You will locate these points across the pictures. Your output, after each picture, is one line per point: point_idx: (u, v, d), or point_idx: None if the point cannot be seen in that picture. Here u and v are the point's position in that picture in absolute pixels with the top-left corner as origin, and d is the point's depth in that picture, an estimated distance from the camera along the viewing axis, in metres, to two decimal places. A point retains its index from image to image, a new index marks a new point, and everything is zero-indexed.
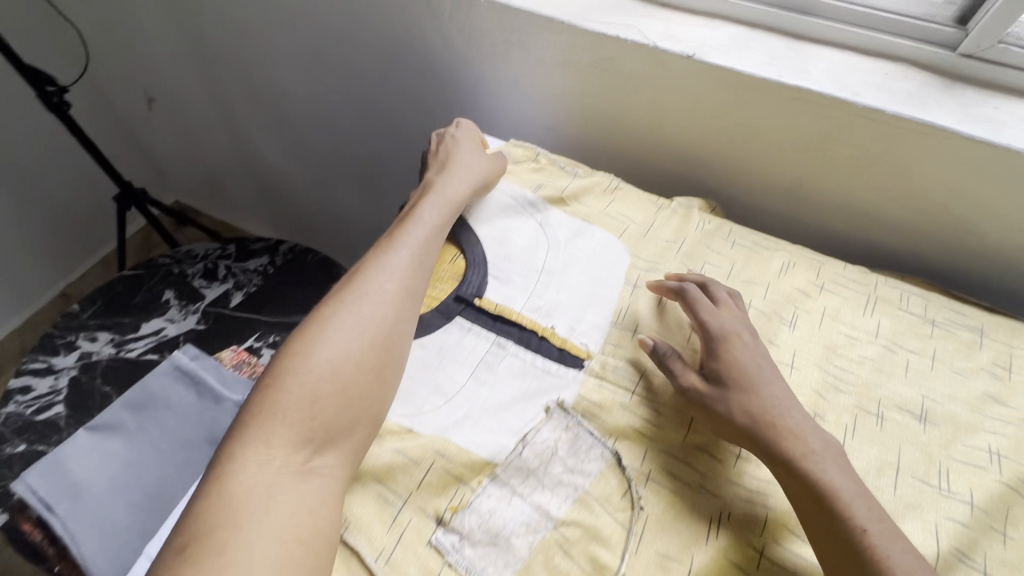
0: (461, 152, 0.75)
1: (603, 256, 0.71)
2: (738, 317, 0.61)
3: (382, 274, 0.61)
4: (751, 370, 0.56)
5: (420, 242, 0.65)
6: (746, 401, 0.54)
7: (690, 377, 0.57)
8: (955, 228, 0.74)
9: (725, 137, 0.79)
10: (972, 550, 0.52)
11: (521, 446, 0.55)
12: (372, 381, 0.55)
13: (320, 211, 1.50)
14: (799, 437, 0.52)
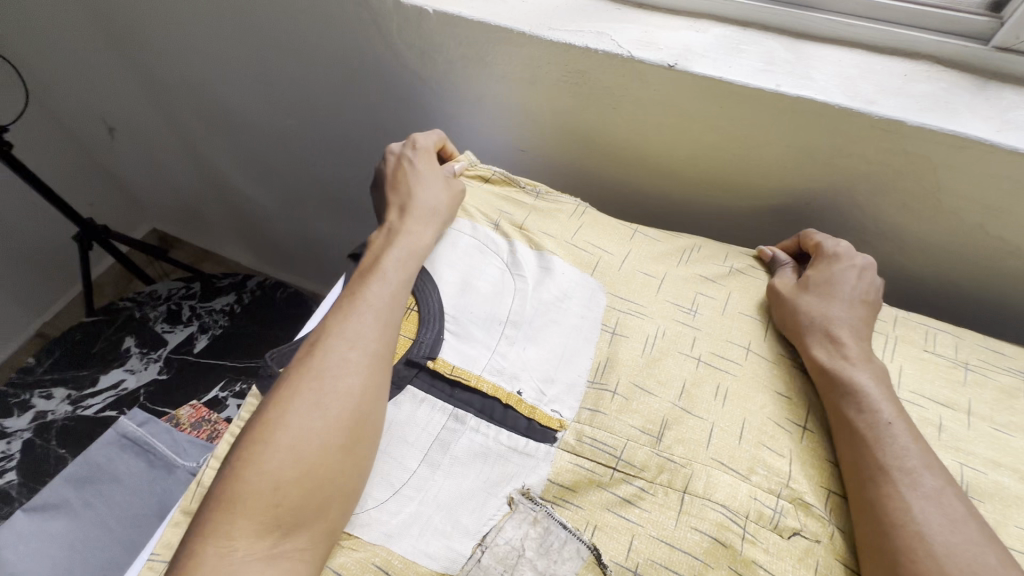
0: (426, 178, 0.66)
1: (579, 301, 0.61)
2: (847, 259, 0.60)
3: (344, 332, 0.52)
4: (830, 283, 0.59)
5: (389, 289, 0.57)
6: (819, 306, 0.57)
7: (784, 275, 0.62)
8: (991, 248, 0.63)
9: (718, 154, 0.69)
10: None
11: (480, 551, 0.46)
12: (342, 455, 0.47)
13: (294, 236, 1.42)
14: (840, 340, 0.55)
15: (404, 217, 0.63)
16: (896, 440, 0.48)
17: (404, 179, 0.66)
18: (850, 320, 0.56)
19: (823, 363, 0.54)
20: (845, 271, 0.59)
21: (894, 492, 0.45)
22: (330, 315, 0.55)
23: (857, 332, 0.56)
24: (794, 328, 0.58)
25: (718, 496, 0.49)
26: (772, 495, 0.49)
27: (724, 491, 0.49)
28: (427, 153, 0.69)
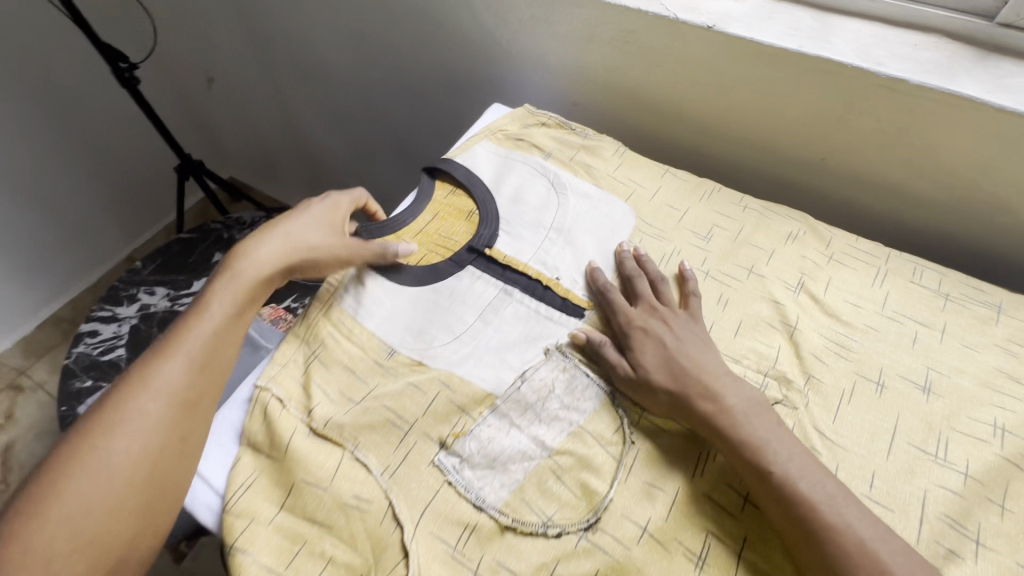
0: (277, 230, 0.65)
1: (612, 219, 0.73)
2: (651, 308, 0.63)
3: (152, 379, 0.52)
4: (664, 352, 0.59)
5: (217, 334, 0.57)
6: (665, 376, 0.57)
7: (616, 362, 0.59)
8: (985, 204, 0.71)
9: (743, 112, 0.79)
10: (966, 518, 0.51)
11: (520, 382, 0.59)
12: (138, 503, 0.48)
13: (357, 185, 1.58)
14: (709, 396, 0.55)
15: (243, 263, 0.61)
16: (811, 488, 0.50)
17: (263, 224, 0.67)
18: (698, 364, 0.58)
19: (711, 418, 0.54)
20: (657, 323, 0.62)
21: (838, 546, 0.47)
22: (142, 360, 0.54)
23: (710, 373, 0.57)
24: (670, 402, 0.56)
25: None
26: (760, 373, 0.60)
27: None
28: (310, 206, 0.69)
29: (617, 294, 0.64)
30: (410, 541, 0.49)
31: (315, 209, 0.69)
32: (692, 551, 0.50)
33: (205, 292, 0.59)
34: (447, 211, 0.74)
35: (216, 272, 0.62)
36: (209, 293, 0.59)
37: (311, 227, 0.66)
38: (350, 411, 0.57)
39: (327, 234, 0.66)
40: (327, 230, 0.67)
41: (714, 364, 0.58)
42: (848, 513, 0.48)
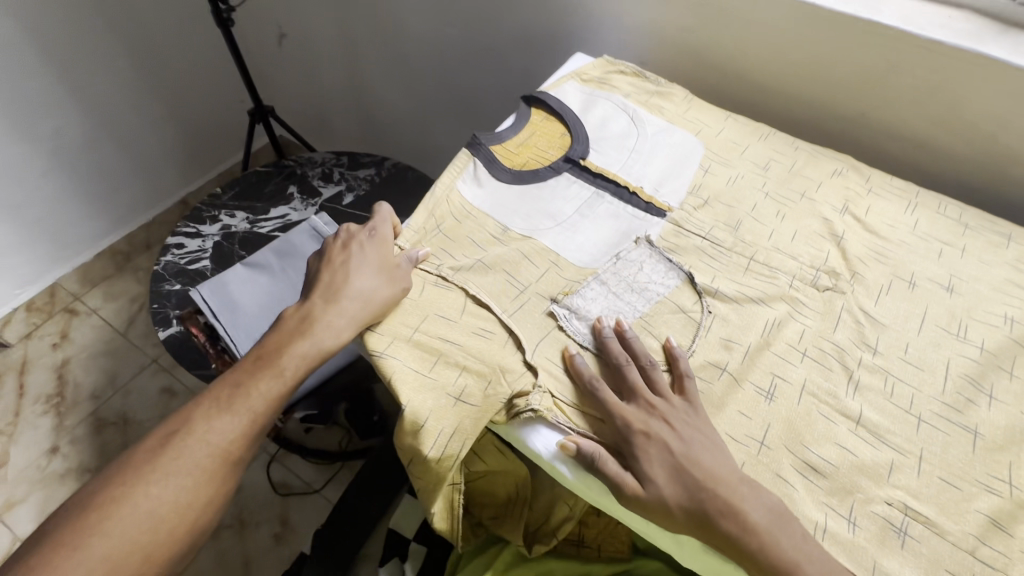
0: (349, 287, 0.66)
1: (684, 149, 0.85)
2: (646, 404, 0.59)
3: (207, 432, 0.62)
4: (673, 462, 0.55)
5: (262, 401, 0.64)
6: (674, 491, 0.54)
7: (620, 476, 0.55)
8: (999, 156, 0.84)
9: (798, 71, 0.92)
10: (981, 378, 0.63)
11: (616, 261, 0.70)
12: (171, 541, 0.58)
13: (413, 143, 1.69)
14: (731, 514, 0.52)
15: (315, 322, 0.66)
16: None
17: (333, 279, 0.68)
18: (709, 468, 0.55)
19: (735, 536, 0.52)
20: (656, 425, 0.58)
21: None
22: (210, 404, 0.64)
23: (724, 482, 0.54)
24: (678, 515, 0.54)
25: (773, 263, 0.72)
26: (814, 268, 0.72)
27: (777, 261, 0.72)
28: (373, 250, 0.70)
29: (606, 391, 0.60)
30: (532, 359, 0.61)
31: (376, 262, 0.68)
32: (760, 386, 0.62)
33: (279, 345, 0.66)
34: (543, 131, 0.86)
35: (285, 328, 0.68)
36: (275, 350, 0.66)
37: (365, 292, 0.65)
38: (475, 270, 0.68)
39: (384, 282, 0.65)
40: (388, 283, 0.65)
41: (724, 468, 0.55)
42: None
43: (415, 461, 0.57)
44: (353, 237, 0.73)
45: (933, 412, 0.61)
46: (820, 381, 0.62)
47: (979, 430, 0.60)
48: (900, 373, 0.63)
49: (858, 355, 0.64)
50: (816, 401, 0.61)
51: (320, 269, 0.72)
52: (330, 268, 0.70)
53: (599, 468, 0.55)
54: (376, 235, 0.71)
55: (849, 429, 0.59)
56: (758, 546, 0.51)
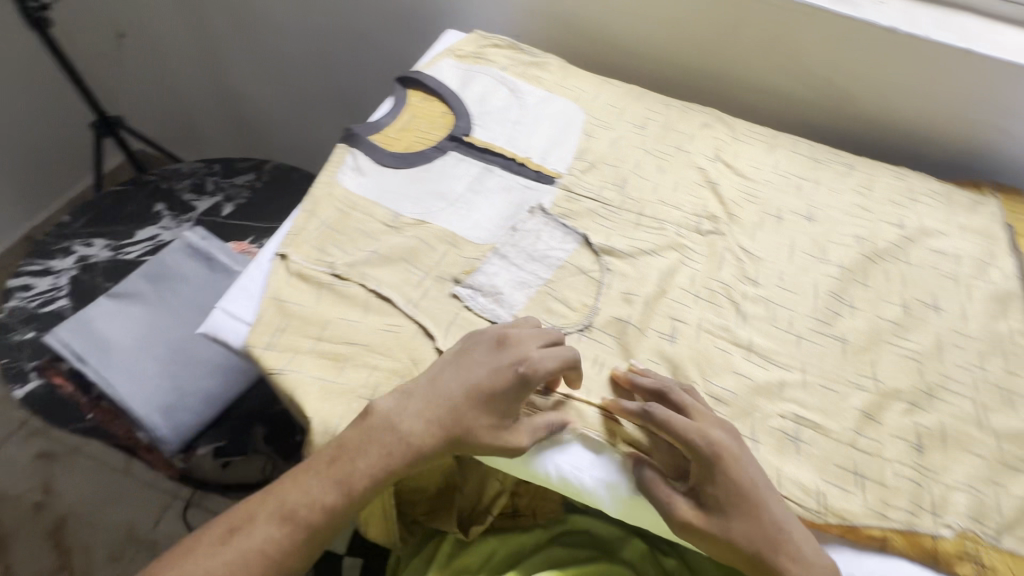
0: (460, 394, 0.54)
1: (566, 116, 0.87)
2: (710, 421, 0.56)
3: (263, 539, 0.51)
4: (747, 493, 0.52)
5: (315, 513, 0.52)
6: (748, 528, 0.52)
7: (673, 500, 0.53)
8: (836, 97, 0.93)
9: (660, 32, 0.96)
10: (843, 293, 0.71)
11: (513, 233, 0.70)
12: None
13: (281, 137, 1.57)
14: (785, 550, 0.51)
15: (405, 432, 0.53)
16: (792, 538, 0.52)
17: (445, 379, 0.55)
18: (772, 504, 0.53)
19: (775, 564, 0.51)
20: (723, 440, 0.54)
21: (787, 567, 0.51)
22: (271, 502, 0.52)
23: (789, 523, 0.52)
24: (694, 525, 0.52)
25: (660, 215, 0.75)
26: (696, 216, 0.76)
27: (662, 212, 0.76)
28: (485, 351, 0.56)
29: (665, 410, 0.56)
30: (442, 345, 0.60)
31: (495, 390, 0.54)
32: (663, 332, 0.65)
33: (357, 447, 0.52)
34: (423, 112, 0.83)
35: (367, 421, 0.53)
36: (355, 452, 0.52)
37: (465, 426, 0.54)
38: (369, 263, 0.65)
39: (494, 396, 0.54)
40: (496, 393, 0.54)
41: (779, 502, 0.53)
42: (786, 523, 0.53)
43: (334, 473, 0.54)
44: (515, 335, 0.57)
45: (810, 328, 0.68)
46: (714, 319, 0.67)
47: (846, 338, 0.67)
48: (779, 299, 0.69)
49: (742, 289, 0.70)
50: (712, 336, 0.65)
51: (470, 359, 0.56)
52: (442, 363, 0.57)
53: (649, 489, 0.54)
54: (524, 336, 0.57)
55: (744, 357, 0.64)
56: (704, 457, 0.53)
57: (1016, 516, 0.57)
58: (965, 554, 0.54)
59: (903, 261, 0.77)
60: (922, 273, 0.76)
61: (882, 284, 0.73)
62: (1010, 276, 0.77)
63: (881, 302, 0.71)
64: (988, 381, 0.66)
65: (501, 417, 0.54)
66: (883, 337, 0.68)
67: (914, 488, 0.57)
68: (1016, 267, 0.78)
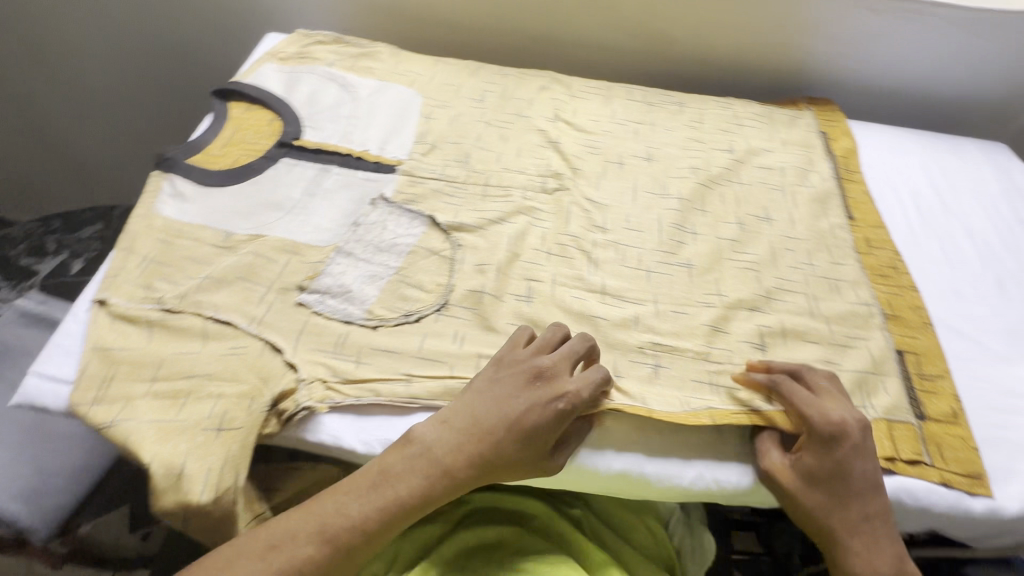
0: (503, 421, 0.54)
1: (403, 102, 0.86)
2: (842, 404, 0.57)
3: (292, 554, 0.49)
4: (855, 480, 0.54)
5: (349, 533, 0.51)
6: (838, 504, 0.55)
7: (776, 461, 0.56)
8: (659, 41, 0.98)
9: (484, 3, 0.96)
10: (685, 222, 0.76)
11: (356, 229, 0.68)
12: None
13: (82, 168, 1.37)
14: (866, 535, 0.54)
15: (450, 458, 0.53)
16: (885, 534, 0.54)
17: (495, 409, 0.55)
18: (869, 477, 0.55)
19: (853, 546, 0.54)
20: (852, 426, 0.55)
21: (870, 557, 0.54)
22: (319, 515, 0.51)
23: (883, 515, 0.55)
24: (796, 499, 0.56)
25: (505, 182, 0.76)
26: (541, 176, 0.78)
27: (506, 179, 0.77)
28: (530, 375, 0.56)
29: (799, 389, 0.58)
30: (291, 357, 0.58)
31: (533, 425, 0.54)
32: (520, 295, 0.66)
33: (399, 473, 0.53)
34: (248, 123, 0.79)
35: (409, 448, 0.54)
36: (406, 475, 0.53)
37: (506, 462, 0.54)
38: (202, 289, 0.61)
39: (535, 425, 0.54)
40: (536, 422, 0.54)
41: (881, 499, 0.55)
42: (877, 509, 0.55)
43: (190, 515, 0.50)
44: (568, 358, 0.58)
45: (657, 261, 0.71)
46: (567, 272, 0.69)
47: (691, 263, 0.72)
48: (627, 240, 0.73)
49: (591, 237, 0.72)
50: (567, 288, 0.67)
51: (516, 384, 0.56)
52: (474, 391, 0.56)
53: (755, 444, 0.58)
54: (562, 358, 0.58)
55: (599, 301, 0.67)
56: (827, 430, 0.55)
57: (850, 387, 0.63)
58: None
59: (736, 183, 0.82)
60: (753, 190, 0.82)
61: (718, 207, 0.79)
62: (827, 178, 0.85)
63: (719, 224, 0.77)
64: (817, 275, 0.73)
65: (545, 450, 0.55)
66: (724, 256, 0.73)
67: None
68: (832, 168, 0.86)
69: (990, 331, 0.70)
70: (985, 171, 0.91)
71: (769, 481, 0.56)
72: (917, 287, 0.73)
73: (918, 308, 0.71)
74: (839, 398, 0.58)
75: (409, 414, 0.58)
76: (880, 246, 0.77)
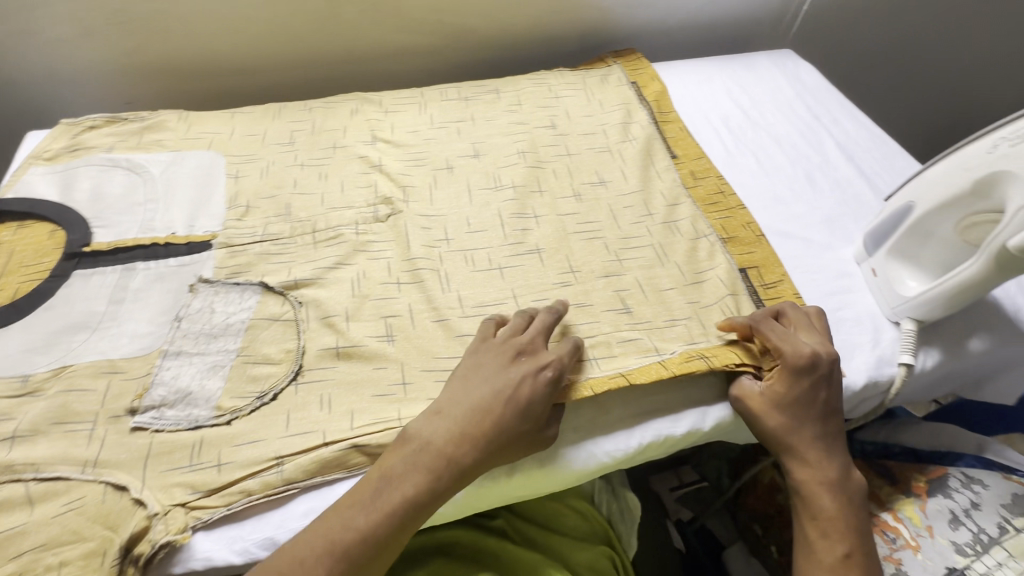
0: (500, 397, 0.54)
1: (205, 168, 0.79)
2: (814, 336, 0.60)
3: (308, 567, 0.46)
4: (819, 402, 0.58)
5: (362, 546, 0.47)
6: (805, 428, 0.58)
7: (748, 388, 0.60)
8: (458, 34, 0.97)
9: (265, 40, 0.90)
10: (524, 209, 0.76)
11: (180, 322, 0.62)
12: None
13: None
14: (828, 457, 0.58)
15: (454, 447, 0.51)
16: (840, 455, 0.58)
17: (492, 389, 0.54)
18: (828, 405, 0.59)
19: (818, 470, 0.57)
20: (822, 352, 0.59)
21: (834, 477, 0.57)
22: (334, 529, 0.47)
23: (837, 438, 0.59)
24: (769, 428, 0.58)
25: (334, 223, 0.73)
26: (371, 206, 0.75)
27: (335, 219, 0.73)
28: (514, 351, 0.57)
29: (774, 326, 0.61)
30: (139, 491, 0.50)
31: (528, 397, 0.54)
32: (379, 334, 0.63)
33: (406, 477, 0.50)
34: (24, 243, 0.69)
35: (410, 445, 0.52)
36: (411, 478, 0.50)
37: (510, 439, 0.53)
38: (16, 447, 0.52)
39: (530, 396, 0.54)
40: (529, 395, 0.54)
41: (835, 424, 0.59)
42: (834, 433, 0.59)
43: None
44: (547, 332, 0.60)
45: (505, 256, 0.71)
46: (421, 296, 0.66)
47: (540, 247, 0.72)
48: (471, 244, 0.72)
49: (435, 253, 0.70)
50: (425, 312, 0.65)
51: (509, 362, 0.56)
52: (465, 379, 0.56)
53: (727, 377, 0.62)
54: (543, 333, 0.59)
55: (460, 315, 0.65)
56: (799, 359, 0.58)
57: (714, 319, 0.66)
58: (693, 357, 0.61)
59: (565, 154, 0.84)
60: (583, 157, 0.83)
61: (554, 184, 0.80)
62: (646, 125, 0.89)
63: (558, 200, 0.78)
64: (658, 220, 0.76)
65: (540, 418, 0.55)
66: (569, 230, 0.74)
67: (636, 346, 0.63)
68: (648, 115, 0.90)
69: (811, 225, 0.76)
70: (778, 78, 0.99)
71: (739, 406, 0.60)
72: (744, 205, 0.78)
73: (749, 224, 0.75)
74: (809, 326, 0.62)
75: (287, 503, 0.52)
76: (704, 176, 0.82)
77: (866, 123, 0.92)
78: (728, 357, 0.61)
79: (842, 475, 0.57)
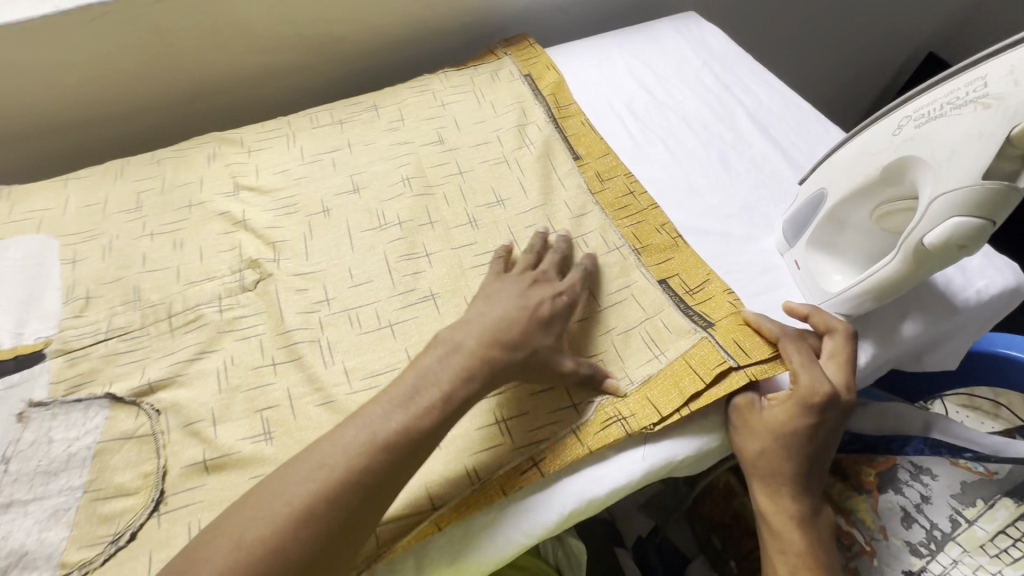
0: (523, 309, 0.54)
1: (33, 255, 0.67)
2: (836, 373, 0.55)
3: (342, 454, 0.43)
4: (820, 439, 0.53)
5: (402, 438, 0.44)
6: (796, 463, 0.53)
7: (751, 404, 0.54)
8: (322, 45, 0.85)
9: (93, 84, 0.77)
10: (413, 248, 0.67)
11: (10, 464, 0.52)
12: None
13: None
14: (808, 492, 0.53)
15: (487, 344, 0.50)
16: (819, 493, 0.54)
17: (512, 303, 0.55)
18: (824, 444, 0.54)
19: (795, 505, 0.52)
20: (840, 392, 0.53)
21: (808, 513, 0.53)
22: (374, 418, 0.45)
23: (821, 474, 0.55)
24: (753, 455, 0.53)
25: (193, 302, 0.63)
26: (236, 274, 0.65)
27: (195, 297, 0.63)
28: (529, 275, 0.59)
29: (800, 348, 0.56)
30: None
31: (548, 313, 0.55)
32: (255, 434, 0.54)
33: (442, 372, 0.48)
34: None
35: (440, 346, 0.50)
36: (445, 380, 0.48)
37: (535, 351, 0.52)
38: None
39: (549, 312, 0.55)
40: (547, 312, 0.55)
41: (824, 462, 0.55)
42: (820, 471, 0.54)
43: None
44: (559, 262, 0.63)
45: (395, 309, 0.62)
46: (300, 376, 0.58)
47: (434, 292, 0.64)
48: (355, 301, 0.63)
49: (315, 320, 0.62)
50: (306, 396, 0.56)
51: (529, 282, 0.58)
52: (492, 292, 0.56)
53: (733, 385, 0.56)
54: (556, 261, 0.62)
55: (347, 392, 0.57)
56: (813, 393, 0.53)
57: (636, 347, 0.59)
58: (609, 420, 0.54)
59: (457, 174, 0.75)
60: (476, 173, 0.75)
61: (445, 212, 0.71)
62: (544, 125, 0.80)
63: (452, 229, 0.69)
64: None
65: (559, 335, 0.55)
66: (465, 266, 0.66)
67: (551, 396, 0.56)
68: (545, 112, 0.81)
69: (730, 216, 0.70)
70: (683, 49, 0.91)
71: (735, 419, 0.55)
72: (656, 203, 0.71)
73: (663, 227, 0.68)
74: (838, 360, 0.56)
75: None
76: (611, 176, 0.74)
77: (778, 88, 0.85)
78: (647, 415, 0.54)
79: (814, 513, 0.53)
